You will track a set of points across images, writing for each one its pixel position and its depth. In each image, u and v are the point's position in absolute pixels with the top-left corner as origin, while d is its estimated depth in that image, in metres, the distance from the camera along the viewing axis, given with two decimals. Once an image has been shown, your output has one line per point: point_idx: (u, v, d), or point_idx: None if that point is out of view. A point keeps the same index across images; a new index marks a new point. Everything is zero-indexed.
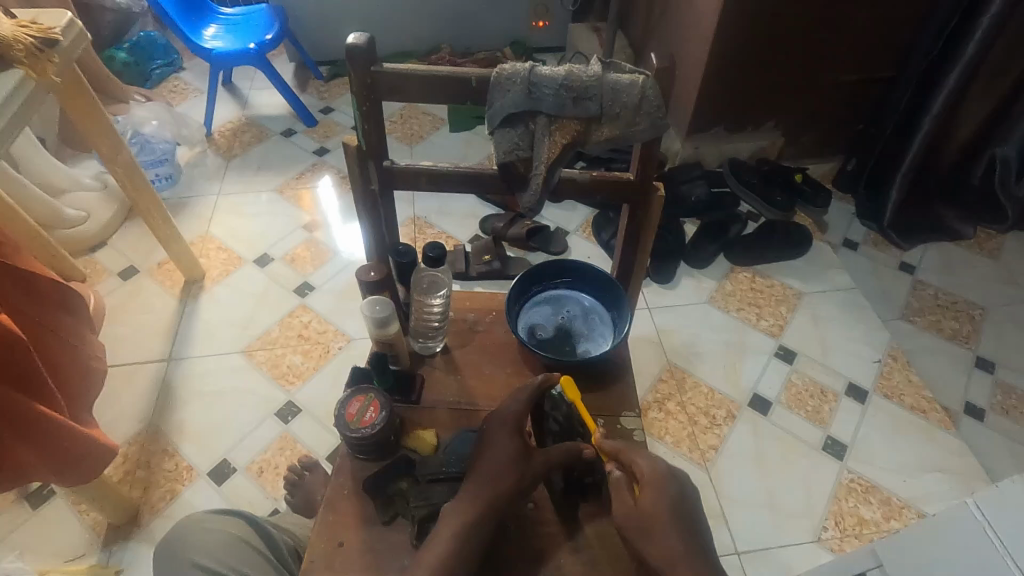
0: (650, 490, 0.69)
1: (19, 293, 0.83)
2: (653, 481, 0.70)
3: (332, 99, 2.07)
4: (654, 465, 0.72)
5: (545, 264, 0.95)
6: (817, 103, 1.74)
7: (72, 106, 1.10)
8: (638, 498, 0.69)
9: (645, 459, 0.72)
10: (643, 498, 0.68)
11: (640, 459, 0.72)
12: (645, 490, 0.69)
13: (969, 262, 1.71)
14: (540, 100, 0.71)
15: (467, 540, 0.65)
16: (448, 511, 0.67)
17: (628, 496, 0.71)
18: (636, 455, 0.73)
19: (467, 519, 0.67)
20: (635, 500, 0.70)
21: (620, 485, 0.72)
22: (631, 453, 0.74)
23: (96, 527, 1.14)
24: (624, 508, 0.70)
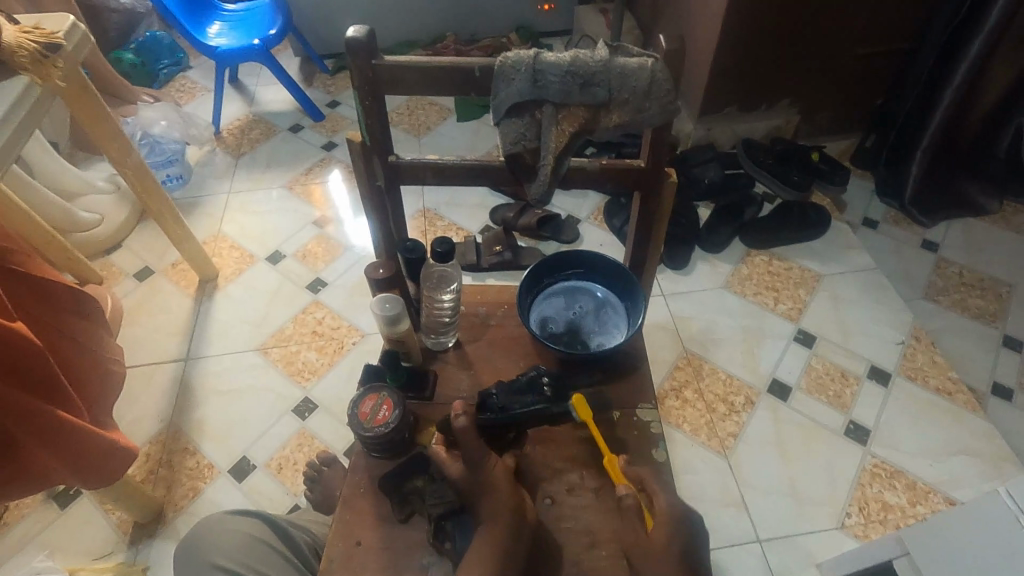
0: (663, 531, 0.68)
1: (33, 299, 0.84)
2: (669, 521, 0.69)
3: (338, 93, 2.06)
4: (672, 505, 0.71)
5: (556, 256, 0.93)
6: (833, 79, 1.69)
7: (78, 110, 1.10)
8: (649, 534, 0.69)
9: (666, 498, 0.72)
10: (655, 536, 0.67)
11: (661, 498, 0.72)
12: (659, 527, 0.68)
13: (994, 238, 1.66)
14: (546, 87, 0.68)
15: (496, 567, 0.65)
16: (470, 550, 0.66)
17: (640, 529, 0.69)
18: (658, 488, 0.73)
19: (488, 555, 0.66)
20: (645, 534, 0.69)
21: (632, 513, 0.71)
22: (655, 487, 0.74)
23: (121, 525, 1.16)
24: (638, 542, 0.68)
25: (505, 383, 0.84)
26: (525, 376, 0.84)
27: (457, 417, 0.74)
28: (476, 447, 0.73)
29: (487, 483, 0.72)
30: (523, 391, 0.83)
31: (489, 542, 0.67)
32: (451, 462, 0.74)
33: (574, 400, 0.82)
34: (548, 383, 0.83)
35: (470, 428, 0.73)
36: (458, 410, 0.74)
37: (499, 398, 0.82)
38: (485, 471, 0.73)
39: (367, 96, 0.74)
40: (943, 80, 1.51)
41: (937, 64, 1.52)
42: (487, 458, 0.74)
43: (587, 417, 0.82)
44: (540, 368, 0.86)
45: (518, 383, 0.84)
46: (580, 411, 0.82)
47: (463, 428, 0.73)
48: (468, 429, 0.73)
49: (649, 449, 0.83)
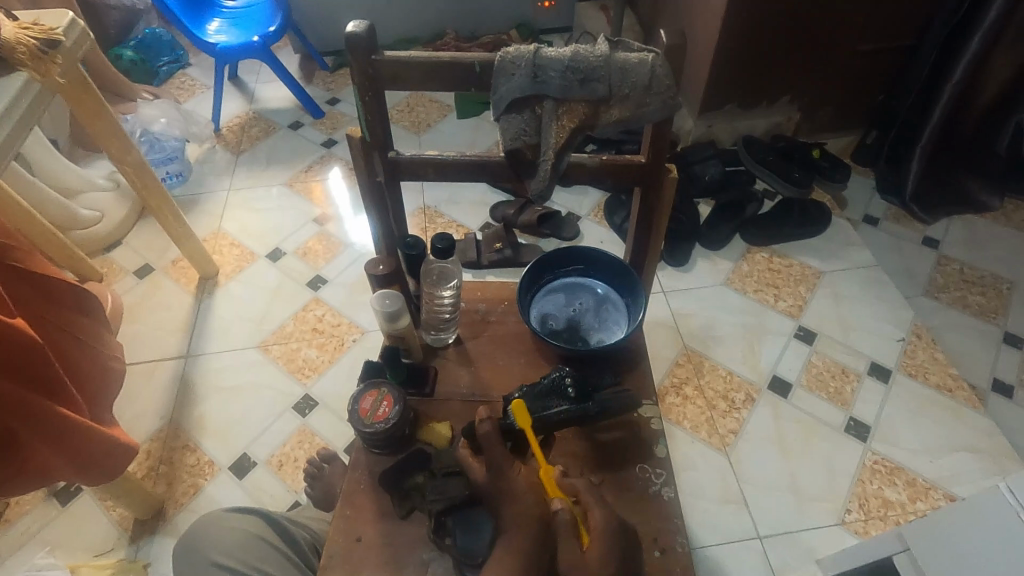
0: (597, 549, 0.64)
1: (32, 296, 0.84)
2: (604, 538, 0.65)
3: (339, 90, 2.06)
4: (608, 521, 0.66)
5: (557, 252, 0.93)
6: (834, 76, 1.68)
7: (78, 106, 1.10)
8: (585, 551, 0.64)
9: (600, 512, 0.67)
10: (590, 553, 0.63)
11: (595, 512, 0.67)
12: (594, 545, 0.64)
13: (996, 235, 1.66)
14: (546, 83, 0.68)
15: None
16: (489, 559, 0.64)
17: (575, 549, 0.64)
18: (591, 502, 0.68)
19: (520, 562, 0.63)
20: (581, 552, 0.64)
21: (566, 529, 0.65)
22: (589, 501, 0.68)
23: (122, 522, 1.16)
24: (570, 561, 0.63)
25: (529, 386, 0.82)
26: (547, 378, 0.82)
27: (483, 422, 0.75)
28: (497, 453, 0.73)
29: (510, 488, 0.71)
30: (547, 394, 0.80)
31: (515, 550, 0.64)
32: (477, 466, 0.74)
33: (512, 405, 0.76)
34: (571, 383, 0.80)
35: (494, 432, 0.74)
36: (482, 416, 0.76)
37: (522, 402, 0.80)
38: (509, 476, 0.71)
39: (367, 92, 0.74)
40: (944, 77, 1.51)
41: (938, 61, 1.52)
42: (512, 463, 0.73)
43: (528, 426, 0.76)
44: (564, 369, 0.82)
45: (541, 386, 0.81)
46: (518, 418, 0.76)
47: (488, 432, 0.74)
48: (490, 434, 0.74)
49: (649, 445, 0.83)
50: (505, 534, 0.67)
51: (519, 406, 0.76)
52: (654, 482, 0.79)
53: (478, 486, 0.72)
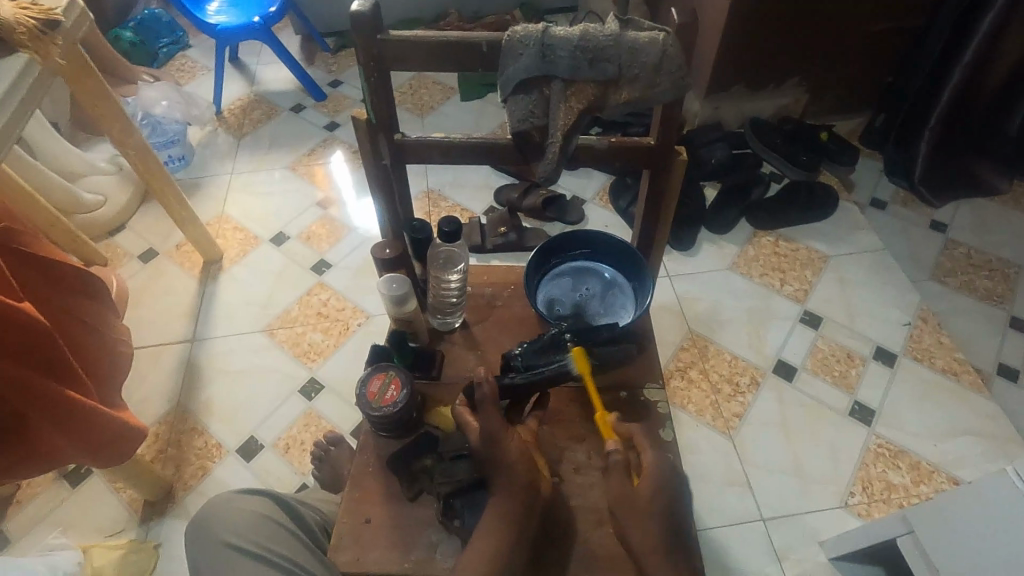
0: (648, 487, 0.68)
1: (39, 280, 0.83)
2: (655, 475, 0.69)
3: (340, 72, 2.04)
4: (659, 462, 0.71)
5: (562, 236, 0.92)
6: (844, 56, 1.65)
7: (79, 89, 1.09)
8: (636, 487, 0.70)
9: (654, 454, 0.72)
10: (641, 489, 0.69)
11: (649, 453, 0.72)
12: (646, 482, 0.69)
13: (1004, 219, 1.65)
14: (554, 63, 0.67)
15: (508, 551, 0.65)
16: (484, 530, 0.67)
17: (625, 483, 0.70)
18: (646, 444, 0.73)
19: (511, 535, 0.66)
20: (632, 489, 0.70)
21: (618, 468, 0.72)
22: (644, 442, 0.73)
23: (132, 503, 1.18)
24: (621, 493, 0.70)
25: (528, 343, 0.83)
26: (547, 334, 0.83)
27: (480, 387, 0.73)
28: (491, 418, 0.71)
29: (503, 458, 0.70)
30: (546, 350, 0.82)
31: (506, 515, 0.67)
32: (474, 428, 0.73)
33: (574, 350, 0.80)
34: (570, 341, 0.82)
35: (490, 398, 0.73)
36: (481, 378, 0.74)
37: (524, 359, 0.81)
38: (502, 443, 0.70)
39: (372, 73, 0.73)
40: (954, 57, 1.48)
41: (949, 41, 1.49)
42: (507, 430, 0.72)
43: (586, 371, 0.80)
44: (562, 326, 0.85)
45: (540, 342, 0.83)
46: (578, 363, 0.79)
47: (484, 396, 0.73)
48: (489, 398, 0.72)
49: (656, 429, 0.83)
50: (491, 499, 0.69)
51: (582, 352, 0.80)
52: None
53: (473, 448, 0.72)
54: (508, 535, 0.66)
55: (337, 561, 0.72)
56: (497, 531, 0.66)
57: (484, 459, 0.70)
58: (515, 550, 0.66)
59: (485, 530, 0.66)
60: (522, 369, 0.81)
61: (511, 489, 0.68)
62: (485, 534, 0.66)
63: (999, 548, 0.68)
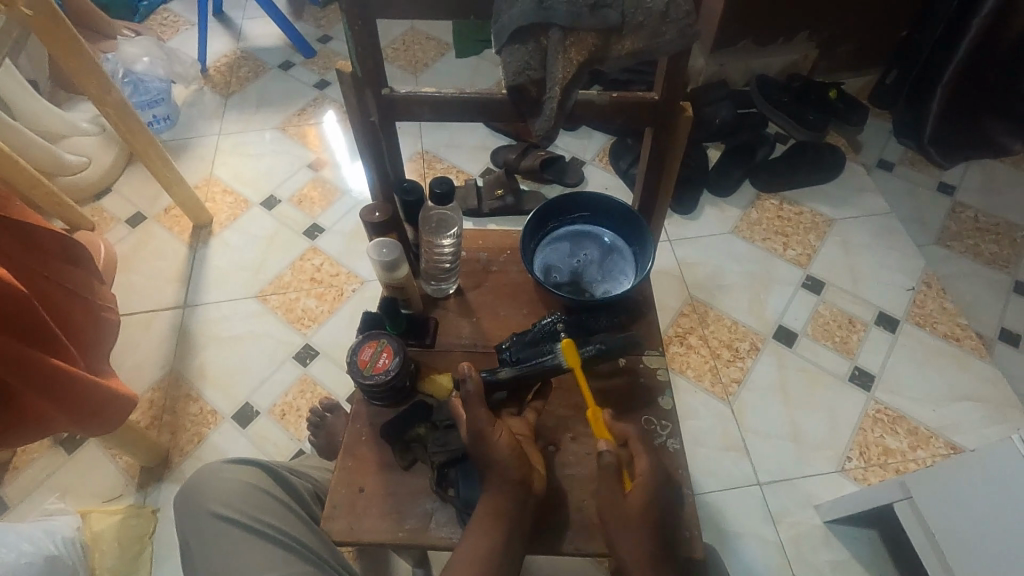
0: (641, 494, 0.66)
1: (16, 245, 0.80)
2: (647, 484, 0.67)
3: (330, 27, 1.95)
4: (654, 469, 0.69)
5: (560, 198, 0.89)
6: (857, 8, 1.58)
7: (50, 40, 1.03)
8: (626, 495, 0.67)
9: (649, 459, 0.69)
10: (634, 498, 0.66)
11: (643, 459, 0.69)
12: (638, 491, 0.67)
13: (1014, 181, 1.61)
14: (552, 10, 0.61)
15: (499, 547, 0.65)
16: (477, 523, 0.66)
17: (616, 489, 0.67)
18: (640, 450, 0.70)
19: (501, 531, 0.66)
20: (622, 495, 0.67)
21: (610, 471, 0.67)
22: (639, 448, 0.70)
23: (129, 469, 1.17)
24: (611, 498, 0.67)
25: (518, 336, 0.81)
26: (538, 326, 0.81)
27: (464, 381, 0.69)
28: (479, 415, 0.68)
29: (494, 455, 0.67)
30: (538, 342, 0.80)
31: (497, 511, 0.66)
32: (462, 420, 0.70)
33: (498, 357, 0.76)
34: (561, 328, 0.79)
35: (476, 392, 0.69)
36: (464, 373, 0.69)
37: (513, 353, 0.79)
38: (491, 442, 0.67)
39: (356, 22, 0.68)
40: (973, 9, 1.39)
41: None
42: (494, 425, 0.69)
43: (575, 365, 0.75)
44: (554, 316, 0.82)
45: (531, 335, 0.80)
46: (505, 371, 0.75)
47: (470, 393, 0.69)
48: (473, 394, 0.68)
49: (655, 397, 0.81)
50: (484, 493, 0.68)
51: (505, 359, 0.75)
52: (657, 434, 0.78)
53: (462, 442, 0.69)
54: (502, 531, 0.66)
55: (330, 530, 0.71)
56: (486, 526, 0.66)
57: (474, 455, 0.68)
58: (509, 546, 0.65)
59: (474, 527, 0.66)
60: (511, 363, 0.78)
61: (502, 486, 0.66)
62: (478, 528, 0.66)
63: (1008, 518, 0.69)
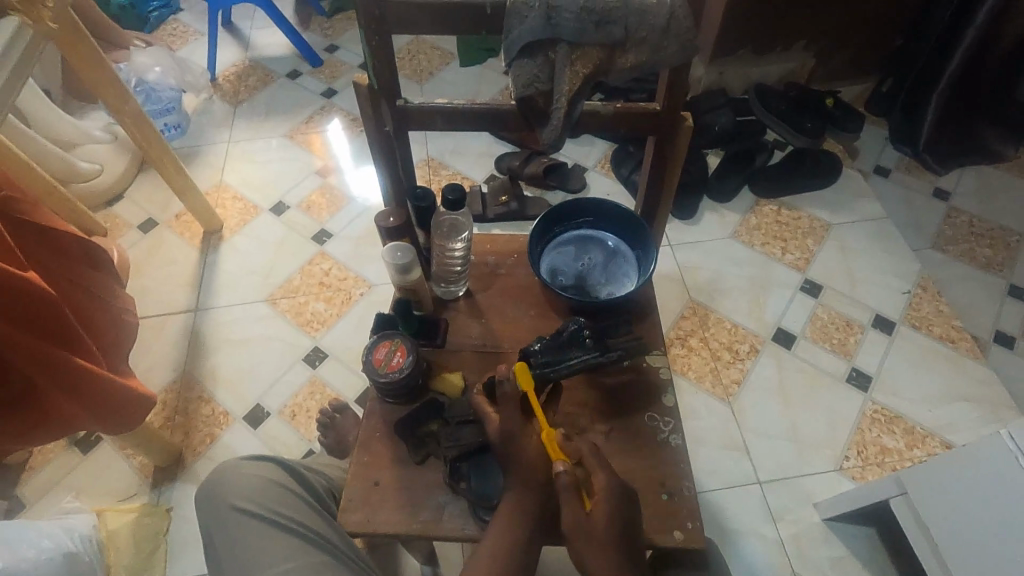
0: (601, 512, 0.66)
1: (42, 249, 0.83)
2: (610, 500, 0.67)
3: (337, 36, 1.99)
4: (610, 485, 0.68)
5: (565, 203, 0.92)
6: (853, 18, 1.62)
7: (71, 52, 1.06)
8: (588, 513, 0.67)
9: (604, 475, 0.69)
10: (596, 516, 0.66)
11: (599, 476, 0.69)
12: (597, 509, 0.67)
13: (1008, 186, 1.64)
14: (560, 26, 0.65)
15: (522, 543, 0.67)
16: (500, 521, 0.68)
17: (578, 511, 0.67)
18: (597, 467, 0.70)
19: (522, 528, 0.68)
20: (586, 517, 0.67)
21: (568, 492, 0.67)
22: (594, 465, 0.70)
23: (143, 469, 1.20)
24: (574, 519, 0.67)
25: (549, 339, 0.82)
26: (566, 329, 0.82)
27: (501, 384, 0.74)
28: (513, 417, 0.73)
29: (519, 455, 0.71)
30: (567, 346, 0.82)
31: (518, 508, 0.69)
32: (493, 419, 0.75)
33: (516, 366, 0.76)
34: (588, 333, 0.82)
35: (513, 396, 0.74)
36: (503, 375, 0.75)
37: (543, 355, 0.80)
38: (519, 442, 0.72)
39: (373, 36, 0.71)
40: (967, 19, 1.42)
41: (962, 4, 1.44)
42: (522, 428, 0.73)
43: (530, 388, 0.75)
44: (579, 321, 0.84)
45: (561, 338, 0.82)
46: (521, 379, 0.75)
47: (507, 394, 0.74)
48: (510, 397, 0.74)
49: (659, 395, 0.84)
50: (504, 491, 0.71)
51: (524, 367, 0.75)
52: (663, 430, 0.81)
53: (494, 439, 0.73)
54: (523, 528, 0.68)
55: (347, 522, 0.74)
56: (508, 524, 0.68)
57: (506, 453, 0.72)
58: (529, 543, 0.68)
59: (497, 525, 0.68)
60: (543, 367, 0.79)
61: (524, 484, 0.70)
62: (501, 525, 0.68)
63: (1000, 511, 0.72)
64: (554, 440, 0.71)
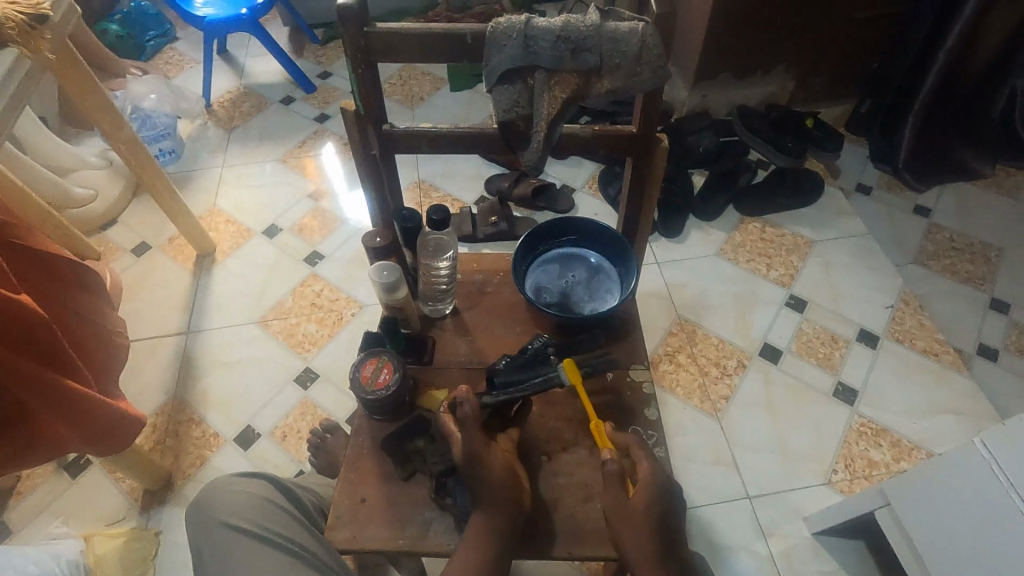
0: (644, 496, 0.71)
1: (34, 273, 0.85)
2: (654, 485, 0.72)
3: (330, 63, 2.04)
4: (654, 470, 0.74)
5: (548, 223, 0.94)
6: (829, 43, 1.67)
7: (69, 81, 1.09)
8: (631, 497, 0.72)
9: (649, 463, 0.74)
10: (637, 499, 0.71)
11: (644, 463, 0.75)
12: (640, 493, 0.71)
13: (985, 203, 1.68)
14: (537, 54, 0.68)
15: (490, 562, 0.68)
16: (472, 540, 0.69)
17: (621, 493, 0.72)
18: (642, 454, 0.76)
19: (490, 549, 0.69)
20: (627, 499, 0.72)
21: (615, 477, 0.72)
22: (639, 454, 0.76)
23: (133, 493, 1.20)
24: (616, 502, 0.71)
25: (512, 357, 0.84)
26: (530, 347, 0.84)
27: (460, 406, 0.73)
28: (475, 438, 0.72)
29: (490, 474, 0.71)
30: (531, 364, 0.83)
31: (490, 528, 0.69)
32: (457, 440, 0.73)
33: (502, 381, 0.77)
34: (553, 351, 0.84)
35: (472, 416, 0.73)
36: (461, 397, 0.73)
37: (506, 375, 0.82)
38: (487, 462, 0.71)
39: (359, 65, 0.74)
40: (938, 43, 1.48)
41: (933, 28, 1.49)
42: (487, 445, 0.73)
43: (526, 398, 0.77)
44: (544, 339, 0.86)
45: (524, 357, 0.83)
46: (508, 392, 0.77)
47: (467, 416, 0.73)
48: (470, 418, 0.72)
49: (642, 408, 0.86)
50: (476, 512, 0.71)
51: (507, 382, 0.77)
52: (646, 443, 0.82)
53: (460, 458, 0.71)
54: (490, 548, 0.69)
55: (333, 539, 0.74)
56: (481, 541, 0.69)
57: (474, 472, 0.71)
58: (499, 562, 0.69)
59: (466, 546, 0.69)
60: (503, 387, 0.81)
61: (495, 505, 0.70)
62: (470, 547, 0.69)
63: (982, 521, 0.73)
64: (602, 430, 0.79)
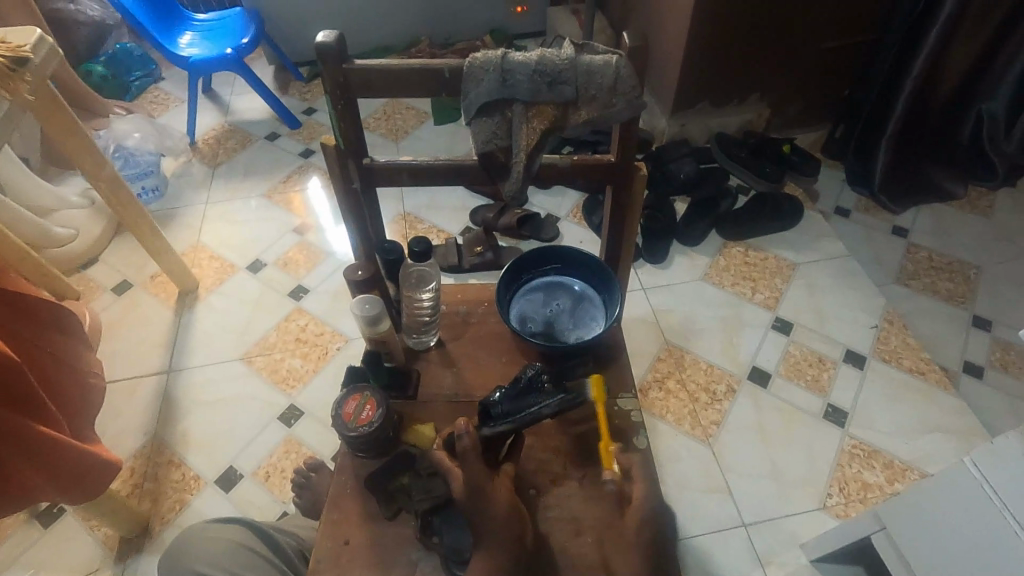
0: None
1: (6, 314, 0.83)
2: None
3: (315, 99, 2.06)
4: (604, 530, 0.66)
5: (530, 252, 0.94)
6: (801, 72, 1.73)
7: (49, 123, 1.09)
8: None
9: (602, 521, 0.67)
10: None
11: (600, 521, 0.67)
12: None
13: (961, 222, 1.71)
14: (514, 87, 0.70)
15: None
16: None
17: None
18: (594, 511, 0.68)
19: None
20: None
21: None
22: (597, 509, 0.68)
23: (108, 541, 1.15)
24: None
25: (508, 386, 0.81)
26: (524, 376, 0.82)
27: (460, 439, 0.70)
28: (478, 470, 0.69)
29: (487, 508, 0.68)
30: (525, 393, 0.81)
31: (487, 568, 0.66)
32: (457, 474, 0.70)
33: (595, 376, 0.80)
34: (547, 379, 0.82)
35: (472, 448, 0.70)
36: (460, 428, 0.71)
37: (503, 405, 0.79)
38: (489, 497, 0.68)
39: (339, 101, 0.75)
40: (905, 70, 1.54)
41: (899, 57, 1.55)
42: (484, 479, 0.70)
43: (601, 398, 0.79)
44: (536, 368, 0.84)
45: (519, 385, 0.81)
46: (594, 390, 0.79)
47: (466, 448, 0.70)
48: (470, 451, 0.70)
49: (631, 435, 0.84)
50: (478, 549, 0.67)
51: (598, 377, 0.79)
52: None
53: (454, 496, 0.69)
54: None
55: None
56: None
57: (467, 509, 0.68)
58: None
59: None
60: (501, 417, 0.78)
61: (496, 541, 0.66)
62: None
63: (978, 541, 0.72)
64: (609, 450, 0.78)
